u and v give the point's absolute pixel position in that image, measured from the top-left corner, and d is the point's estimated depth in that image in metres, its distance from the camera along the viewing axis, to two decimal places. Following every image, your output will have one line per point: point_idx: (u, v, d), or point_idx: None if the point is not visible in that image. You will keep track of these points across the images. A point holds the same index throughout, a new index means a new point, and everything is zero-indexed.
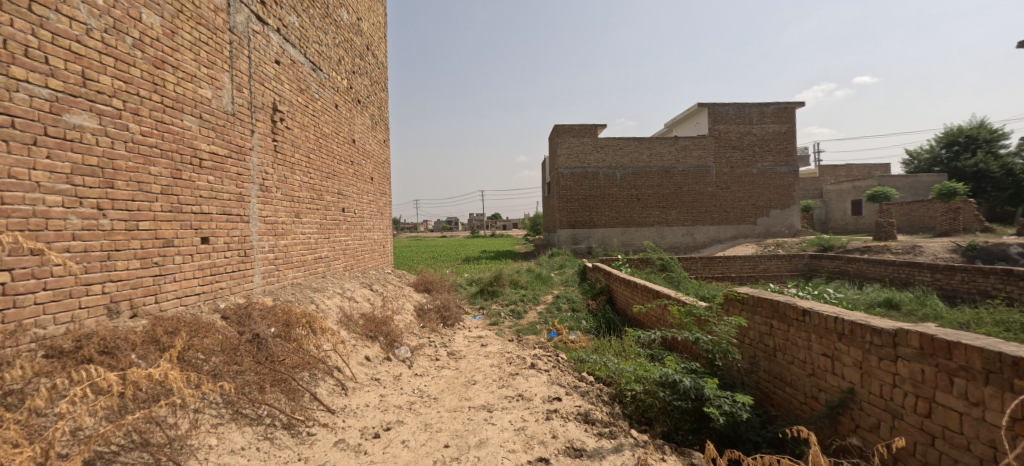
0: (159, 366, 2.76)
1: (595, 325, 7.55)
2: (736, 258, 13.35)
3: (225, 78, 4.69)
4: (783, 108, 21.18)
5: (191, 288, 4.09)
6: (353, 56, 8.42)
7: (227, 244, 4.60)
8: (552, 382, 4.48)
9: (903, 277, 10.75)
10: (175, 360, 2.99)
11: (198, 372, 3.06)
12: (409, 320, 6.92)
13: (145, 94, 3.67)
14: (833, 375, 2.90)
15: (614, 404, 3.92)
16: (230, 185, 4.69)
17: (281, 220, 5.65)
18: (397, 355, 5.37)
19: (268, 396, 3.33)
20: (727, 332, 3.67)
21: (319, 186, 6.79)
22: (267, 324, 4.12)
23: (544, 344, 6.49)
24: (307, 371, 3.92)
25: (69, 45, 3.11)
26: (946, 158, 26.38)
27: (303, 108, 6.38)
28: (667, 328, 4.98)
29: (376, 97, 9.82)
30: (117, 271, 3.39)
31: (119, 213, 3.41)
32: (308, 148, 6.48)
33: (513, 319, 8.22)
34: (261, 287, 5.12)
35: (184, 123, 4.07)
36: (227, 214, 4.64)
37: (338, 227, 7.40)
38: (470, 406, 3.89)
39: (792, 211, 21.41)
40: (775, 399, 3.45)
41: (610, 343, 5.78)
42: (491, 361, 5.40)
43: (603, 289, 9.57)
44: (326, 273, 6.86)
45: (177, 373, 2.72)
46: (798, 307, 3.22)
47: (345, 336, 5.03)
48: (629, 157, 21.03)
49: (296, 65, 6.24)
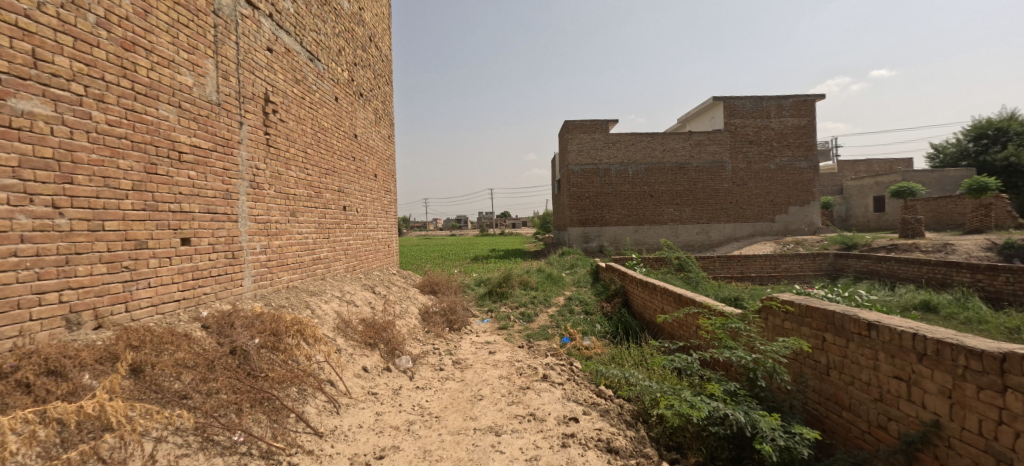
0: (98, 395, 2.40)
1: (610, 329, 7.08)
2: (755, 257, 12.77)
3: (209, 64, 4.30)
4: (803, 101, 20.40)
5: (169, 294, 3.71)
6: (354, 47, 8.02)
7: (212, 245, 4.22)
8: (566, 398, 4.02)
9: (940, 277, 10.08)
10: (115, 388, 2.55)
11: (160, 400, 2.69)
12: (413, 324, 6.52)
13: (110, 78, 3.28)
14: (909, 402, 2.48)
15: (639, 426, 3.49)
16: (214, 181, 4.29)
17: (275, 219, 5.28)
18: (398, 365, 4.96)
19: (247, 419, 2.93)
20: (781, 350, 3.14)
21: (318, 183, 6.41)
22: (249, 333, 3.71)
23: (556, 351, 6.04)
24: (296, 386, 3.53)
25: (16, 20, 2.75)
26: (974, 152, 25.30)
27: (300, 100, 6.00)
28: (695, 338, 4.47)
29: (379, 90, 9.42)
30: (78, 277, 3.01)
31: (80, 212, 3.03)
32: (305, 143, 6.10)
33: (523, 324, 7.75)
34: (251, 291, 4.74)
35: (160, 112, 3.70)
36: (212, 213, 4.25)
37: (338, 226, 7.00)
38: (476, 428, 3.45)
39: (812, 207, 20.65)
40: (827, 425, 3.02)
41: (629, 351, 5.38)
42: (499, 372, 4.95)
43: (618, 291, 9.02)
44: (324, 275, 6.47)
45: (118, 402, 2.41)
46: (861, 320, 2.78)
47: (341, 344, 4.62)
48: (641, 152, 20.45)
49: (291, 54, 5.85)
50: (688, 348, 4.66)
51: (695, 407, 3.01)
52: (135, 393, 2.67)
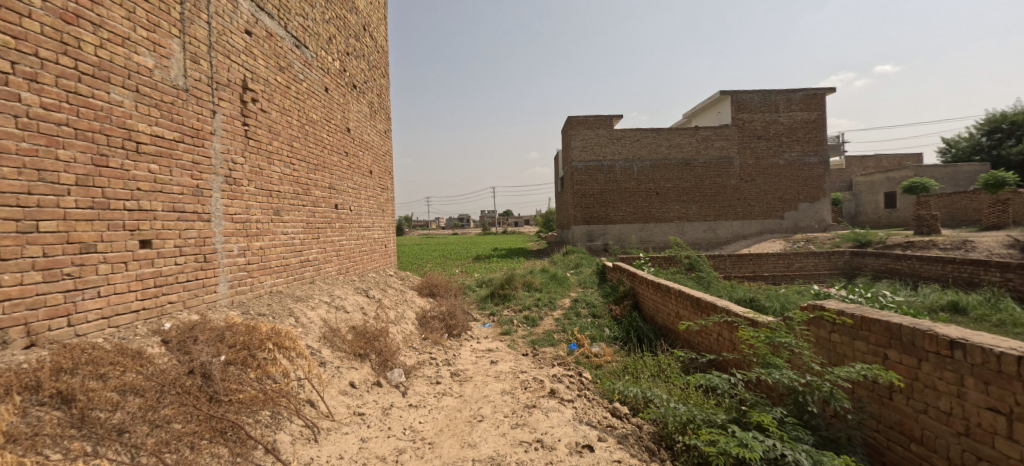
0: None
1: (620, 334, 6.61)
2: (768, 256, 12.27)
3: (174, 45, 3.82)
4: (812, 95, 19.85)
5: (125, 304, 3.26)
6: (346, 35, 7.54)
7: (178, 248, 3.76)
8: (577, 419, 3.56)
9: (967, 277, 9.56)
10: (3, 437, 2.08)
11: (83, 442, 2.26)
12: (409, 331, 6.06)
13: (46, 54, 2.85)
14: (1010, 441, 2.07)
15: (664, 455, 3.04)
16: (181, 176, 3.82)
17: (256, 218, 4.81)
18: (390, 379, 4.47)
19: (203, 457, 2.49)
20: (848, 374, 2.60)
21: (306, 179, 5.95)
22: (214, 349, 3.24)
23: (564, 359, 5.58)
24: (269, 409, 3.09)
25: None
26: (988, 147, 24.74)
27: (284, 89, 5.53)
28: (727, 351, 3.94)
29: (375, 83, 8.96)
30: (3, 288, 2.60)
31: (5, 211, 2.62)
32: (290, 135, 5.62)
33: (527, 328, 7.27)
34: (227, 298, 4.28)
35: (112, 97, 3.23)
36: (178, 212, 3.78)
37: (329, 225, 6.53)
38: (474, 459, 3.00)
39: (822, 204, 20.08)
40: (892, 459, 2.56)
41: (644, 360, 4.91)
42: (502, 385, 4.48)
43: (628, 293, 8.46)
44: (314, 278, 6.02)
45: (9, 458, 2.00)
46: (941, 338, 2.34)
47: (325, 357, 4.16)
48: (647, 148, 19.90)
49: (274, 39, 5.38)
50: (717, 361, 4.15)
51: (746, 444, 2.47)
52: (49, 432, 2.22)
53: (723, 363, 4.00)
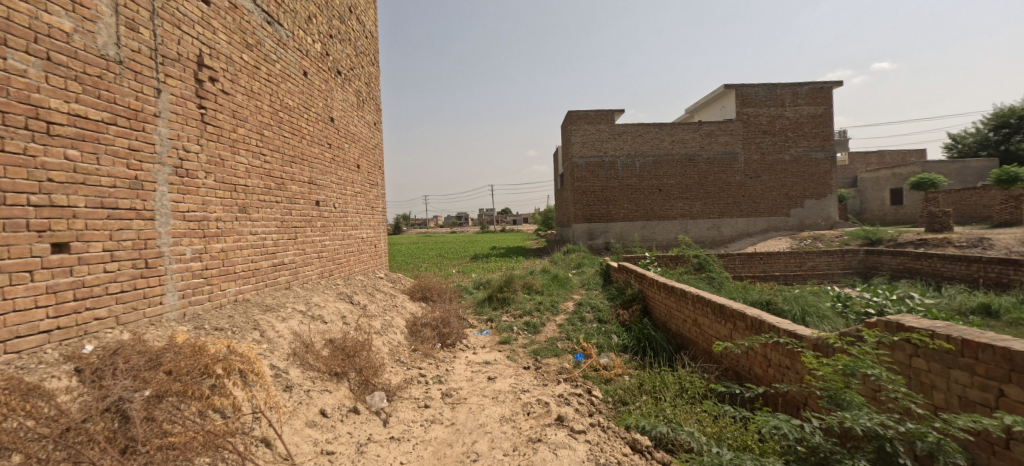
0: None
1: (630, 343, 5.98)
2: (779, 254, 11.65)
3: (104, 7, 3.17)
4: (819, 89, 19.25)
5: (28, 322, 2.63)
6: (329, 16, 6.87)
7: (109, 253, 3.09)
8: (592, 458, 2.94)
9: (995, 277, 8.95)
10: None
11: None
12: (397, 342, 5.42)
13: None
14: None
15: None
16: (113, 165, 3.15)
17: (216, 216, 4.15)
18: (369, 405, 3.82)
19: None
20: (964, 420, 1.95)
21: (280, 172, 5.28)
22: (142, 379, 2.60)
23: (570, 373, 4.95)
24: (207, 456, 2.45)
25: None
26: (995, 142, 24.24)
27: (252, 69, 4.87)
28: (777, 380, 3.34)
29: (362, 70, 8.27)
30: None
31: None
32: (260, 122, 4.95)
33: (528, 336, 6.63)
34: (177, 310, 3.62)
35: (10, 63, 2.63)
36: (108, 208, 3.11)
37: (308, 224, 5.87)
38: None
39: (829, 200, 19.48)
40: None
41: (663, 376, 4.28)
42: (501, 409, 3.86)
43: (635, 296, 7.79)
44: (290, 283, 5.37)
45: None
46: None
47: (292, 379, 3.52)
48: (649, 144, 19.27)
49: (240, 11, 4.72)
50: (765, 392, 3.51)
51: None
52: None
53: (771, 395, 3.40)
